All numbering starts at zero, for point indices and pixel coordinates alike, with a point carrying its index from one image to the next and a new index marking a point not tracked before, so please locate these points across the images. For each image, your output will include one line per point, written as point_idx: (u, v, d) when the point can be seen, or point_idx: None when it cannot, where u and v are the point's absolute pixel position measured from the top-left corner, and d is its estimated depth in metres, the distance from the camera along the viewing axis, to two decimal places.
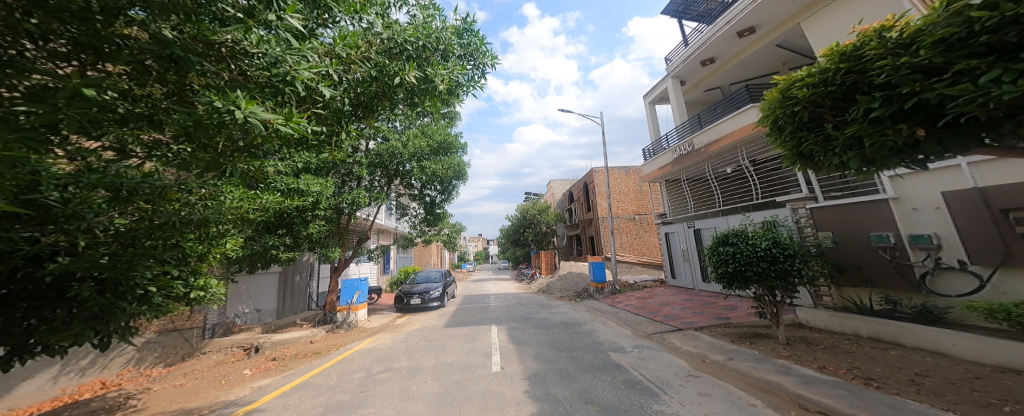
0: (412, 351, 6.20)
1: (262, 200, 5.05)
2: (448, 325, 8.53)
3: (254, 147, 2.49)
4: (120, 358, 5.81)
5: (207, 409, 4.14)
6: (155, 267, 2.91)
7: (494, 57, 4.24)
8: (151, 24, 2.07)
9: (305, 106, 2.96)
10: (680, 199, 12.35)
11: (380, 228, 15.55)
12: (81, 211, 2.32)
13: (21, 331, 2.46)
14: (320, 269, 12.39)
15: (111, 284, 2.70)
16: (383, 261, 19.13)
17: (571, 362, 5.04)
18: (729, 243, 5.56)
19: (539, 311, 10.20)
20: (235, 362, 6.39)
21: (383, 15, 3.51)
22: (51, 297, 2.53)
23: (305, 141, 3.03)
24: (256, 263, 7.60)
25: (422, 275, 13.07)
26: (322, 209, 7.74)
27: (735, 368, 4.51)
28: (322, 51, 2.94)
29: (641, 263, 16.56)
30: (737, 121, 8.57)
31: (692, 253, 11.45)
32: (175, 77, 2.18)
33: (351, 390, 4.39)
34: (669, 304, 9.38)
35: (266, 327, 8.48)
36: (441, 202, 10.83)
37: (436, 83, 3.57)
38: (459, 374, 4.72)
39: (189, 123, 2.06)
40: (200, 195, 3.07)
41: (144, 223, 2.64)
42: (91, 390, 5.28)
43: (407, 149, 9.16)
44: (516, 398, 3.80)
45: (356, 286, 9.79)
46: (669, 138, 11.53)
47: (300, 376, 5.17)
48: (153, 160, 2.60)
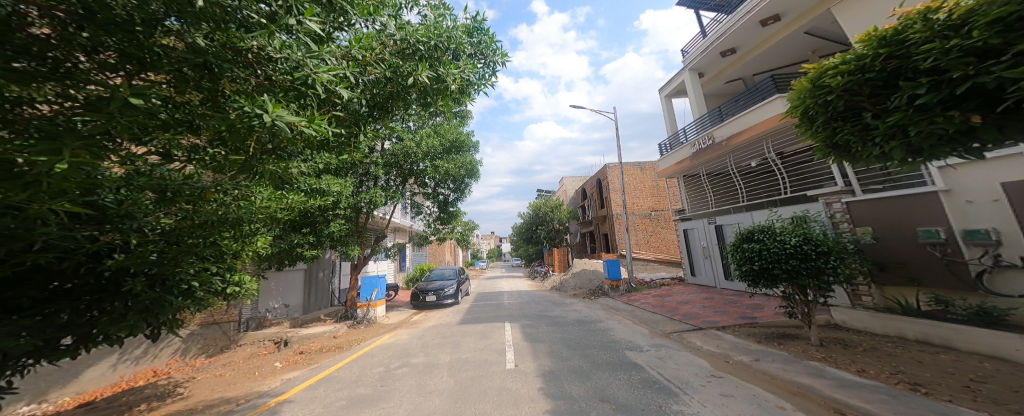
0: (428, 348, 6.32)
1: (288, 199, 5.26)
2: (462, 323, 8.64)
3: (280, 149, 2.61)
4: (168, 348, 6.20)
5: (242, 399, 4.36)
6: (197, 264, 3.10)
7: (504, 55, 4.23)
8: (186, 34, 2.22)
9: (325, 108, 3.05)
10: (699, 194, 12.06)
11: (395, 226, 15.89)
12: (133, 211, 2.57)
13: (86, 321, 2.66)
14: (340, 266, 12.65)
15: (160, 278, 2.90)
16: (398, 259, 19.54)
17: (586, 360, 5.02)
18: (754, 240, 5.41)
19: (552, 308, 10.17)
20: (267, 354, 6.70)
21: (395, 16, 3.57)
22: (109, 291, 2.74)
23: (326, 143, 3.14)
24: (283, 260, 7.93)
25: (436, 272, 13.22)
26: (342, 209, 7.95)
27: (762, 369, 4.39)
28: (339, 54, 2.99)
29: (658, 261, 16.31)
30: (761, 113, 8.26)
31: (712, 250, 11.17)
32: (209, 84, 2.33)
33: (371, 385, 4.52)
34: (689, 302, 9.18)
35: (293, 322, 8.84)
36: (454, 200, 10.97)
37: (448, 82, 3.60)
38: (474, 371, 4.78)
39: (223, 128, 2.18)
40: (234, 195, 3.17)
41: (187, 223, 2.80)
42: (144, 377, 5.68)
43: (421, 149, 9.28)
44: (531, 396, 3.81)
45: (374, 283, 10.10)
46: (686, 132, 11.25)
47: (325, 370, 5.37)
48: (194, 164, 2.71)
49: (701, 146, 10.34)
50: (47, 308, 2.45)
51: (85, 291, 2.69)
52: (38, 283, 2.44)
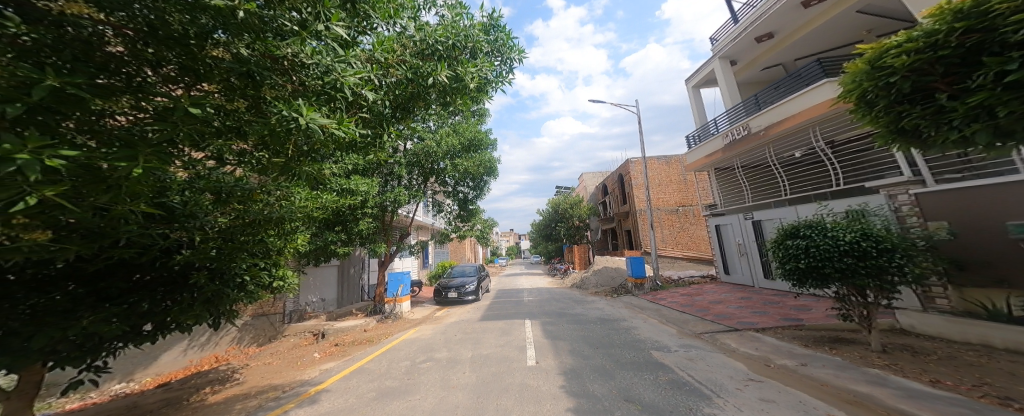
0: (451, 343, 6.45)
1: (322, 199, 5.53)
2: (483, 319, 8.74)
3: (315, 151, 2.78)
4: (226, 337, 6.87)
5: (287, 387, 4.63)
6: (249, 259, 3.53)
7: (520, 51, 4.20)
8: (231, 46, 2.37)
9: (351, 111, 3.13)
10: (733, 188, 11.50)
11: (418, 224, 16.32)
12: (195, 211, 2.90)
13: (162, 309, 3.12)
14: (369, 262, 13.06)
15: (219, 273, 3.38)
16: (421, 256, 20.06)
17: (609, 359, 4.93)
18: (799, 236, 4.87)
19: (574, 306, 10.08)
20: (307, 345, 7.09)
21: (414, 18, 3.63)
22: (178, 282, 3.30)
23: (354, 144, 3.28)
24: (319, 257, 8.33)
25: (457, 269, 13.41)
26: (370, 208, 8.23)
27: (808, 374, 4.10)
28: (363, 57, 3.11)
29: (686, 258, 15.78)
30: (805, 101, 7.70)
31: (749, 247, 10.68)
32: (253, 92, 2.51)
33: (399, 377, 4.67)
34: (722, 302, 8.81)
35: (329, 316, 9.31)
36: (474, 198, 11.10)
37: (466, 81, 3.63)
38: (496, 367, 4.83)
39: (265, 131, 2.40)
40: (277, 196, 3.46)
41: (239, 221, 3.19)
42: (208, 362, 6.32)
43: (441, 148, 9.44)
44: (554, 393, 3.78)
45: (400, 279, 10.40)
46: (718, 123, 10.74)
47: (358, 361, 5.62)
48: (242, 167, 2.90)
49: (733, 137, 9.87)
50: (130, 297, 2.97)
51: (159, 284, 3.21)
52: (124, 275, 3.00)
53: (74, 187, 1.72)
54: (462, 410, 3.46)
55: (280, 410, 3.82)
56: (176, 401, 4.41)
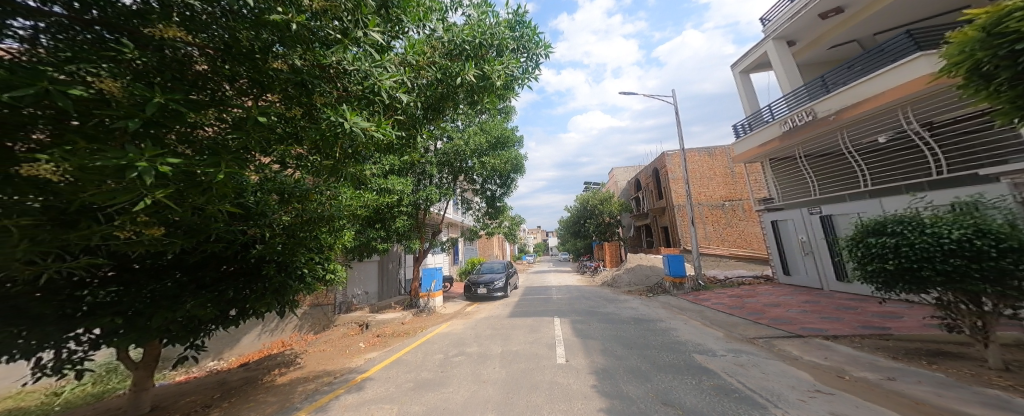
0: (482, 338, 6.54)
1: (363, 199, 5.87)
2: (512, 316, 8.77)
3: (358, 152, 2.95)
4: (289, 325, 7.56)
5: (337, 373, 4.96)
6: (307, 254, 3.89)
7: (547, 46, 4.12)
8: (288, 57, 2.47)
9: (389, 114, 3.29)
10: (794, 181, 10.44)
11: (449, 222, 16.80)
12: (264, 210, 3.21)
13: (242, 296, 3.67)
14: (405, 258, 13.62)
15: (285, 266, 3.84)
16: (452, 253, 20.66)
17: (645, 360, 4.56)
18: (885, 234, 4.05)
19: (605, 305, 9.84)
20: (354, 335, 7.55)
21: (442, 19, 3.69)
22: (253, 273, 3.79)
23: (391, 146, 3.43)
24: (364, 252, 8.81)
25: (486, 265, 13.61)
26: (405, 206, 8.55)
27: (896, 390, 3.33)
28: (397, 61, 3.20)
29: (735, 257, 14.89)
30: (889, 79, 6.73)
31: (814, 244, 9.75)
32: (305, 99, 2.63)
33: (433, 370, 4.83)
34: (776, 305, 8.14)
35: (372, 308, 9.88)
36: (502, 195, 11.18)
37: (493, 79, 3.64)
38: (525, 364, 4.75)
39: (318, 136, 2.55)
40: (328, 196, 3.57)
41: (298, 219, 3.44)
42: (278, 346, 7.15)
43: (469, 146, 9.61)
44: (584, 391, 3.55)
45: (433, 274, 10.76)
46: (773, 109, 9.84)
47: (397, 353, 5.87)
48: (299, 170, 3.08)
49: (796, 123, 8.87)
50: (221, 285, 3.52)
51: (240, 274, 3.76)
52: (215, 266, 3.58)
53: (177, 190, 1.96)
54: (493, 404, 3.42)
55: (331, 395, 4.06)
56: (254, 380, 4.93)
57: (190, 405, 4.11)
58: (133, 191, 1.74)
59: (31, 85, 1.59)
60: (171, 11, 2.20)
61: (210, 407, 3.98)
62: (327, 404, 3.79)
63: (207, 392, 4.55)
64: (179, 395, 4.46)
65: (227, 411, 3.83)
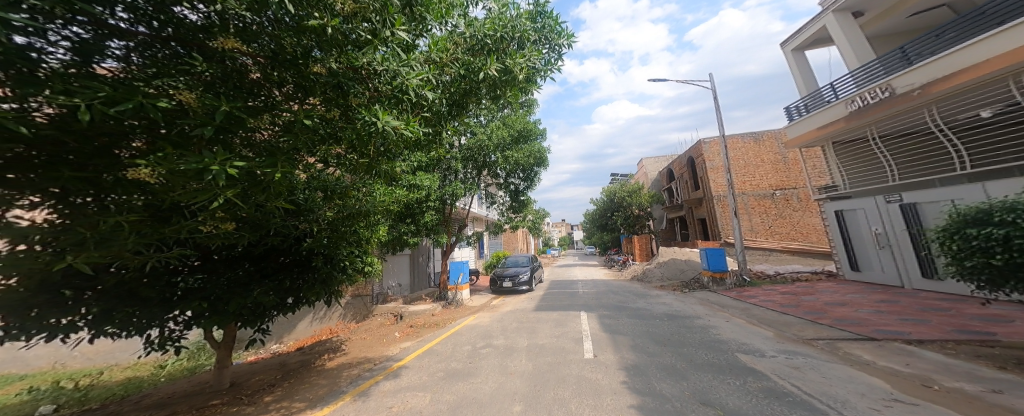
0: (508, 331, 6.62)
1: (396, 194, 6.08)
2: (538, 309, 8.80)
3: (390, 149, 3.02)
4: (334, 314, 8.10)
5: (376, 360, 5.21)
6: (347, 247, 4.11)
7: (570, 36, 4.02)
8: (325, 61, 2.56)
9: (417, 112, 3.36)
10: (865, 164, 9.23)
11: (474, 216, 17.09)
12: (309, 207, 3.39)
13: (296, 285, 3.97)
14: (434, 252, 14.03)
15: (328, 257, 4.11)
16: (478, 247, 21.07)
17: (680, 358, 4.33)
18: (987, 224, 3.59)
19: (635, 300, 9.64)
20: (390, 324, 7.86)
21: (465, 15, 3.70)
22: (305, 264, 4.07)
23: (418, 142, 3.51)
24: (396, 247, 9.10)
25: (511, 259, 13.70)
26: (432, 201, 8.78)
27: (1001, 403, 2.80)
28: (422, 59, 3.24)
29: (788, 250, 14.08)
30: (994, 48, 5.55)
31: (891, 237, 8.59)
32: (342, 101, 2.72)
33: (462, 360, 4.95)
34: (823, 301, 7.64)
35: (405, 299, 10.28)
36: (525, 189, 11.17)
37: (516, 73, 3.63)
38: (552, 357, 4.74)
39: (354, 137, 2.64)
40: (366, 191, 3.65)
41: (341, 215, 3.60)
42: (327, 332, 7.70)
43: (492, 141, 9.66)
44: (611, 387, 3.49)
45: (460, 267, 10.89)
46: (836, 88, 8.69)
47: (429, 343, 6.07)
48: (338, 168, 3.15)
49: (866, 102, 7.75)
50: (280, 275, 3.86)
51: (295, 265, 4.05)
52: (274, 257, 3.89)
53: (243, 188, 2.14)
54: (520, 396, 3.44)
55: (371, 381, 4.25)
56: (308, 363, 5.28)
57: (257, 383, 4.49)
58: (210, 191, 1.94)
59: (129, 99, 1.74)
60: (226, 23, 2.38)
61: (273, 386, 4.30)
62: (368, 389, 3.97)
63: (269, 373, 4.94)
64: (250, 373, 4.95)
65: (286, 390, 4.11)
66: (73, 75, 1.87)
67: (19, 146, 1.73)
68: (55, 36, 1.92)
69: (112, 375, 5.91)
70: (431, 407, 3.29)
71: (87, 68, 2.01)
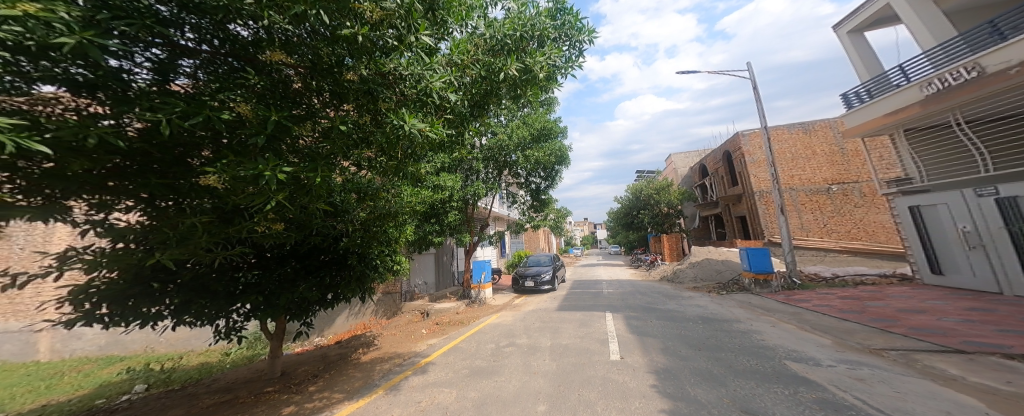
0: (531, 330, 6.61)
1: (422, 195, 6.21)
2: (561, 309, 8.73)
3: (416, 151, 3.07)
4: (367, 310, 8.41)
5: (405, 356, 5.34)
6: (378, 247, 4.23)
7: (591, 31, 3.94)
8: (356, 69, 2.66)
9: (440, 114, 3.42)
10: (944, 153, 8.32)
11: (496, 216, 17.22)
12: (343, 209, 3.53)
13: (333, 282, 4.16)
14: (457, 251, 14.23)
15: (361, 256, 4.26)
16: (501, 246, 21.26)
17: (717, 363, 4.09)
18: None
19: (665, 301, 9.33)
20: (417, 321, 8.05)
21: (484, 16, 3.72)
22: (342, 263, 4.23)
23: (442, 143, 3.56)
24: (421, 246, 9.30)
25: (533, 258, 13.64)
26: (455, 201, 8.90)
27: None
28: (443, 62, 3.28)
29: (847, 250, 12.95)
30: None
31: (983, 235, 7.60)
32: (372, 106, 2.80)
33: (486, 358, 4.98)
34: (875, 305, 7.06)
35: (431, 297, 10.52)
36: (546, 188, 11.11)
37: (536, 72, 3.61)
38: (576, 358, 4.67)
39: (383, 141, 2.72)
40: (393, 192, 3.72)
41: (372, 216, 3.71)
42: (361, 327, 8.00)
43: (513, 140, 9.64)
44: (641, 391, 3.38)
45: (482, 266, 10.99)
46: (906, 69, 7.85)
47: (454, 340, 6.15)
48: (369, 171, 3.25)
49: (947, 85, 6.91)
50: (321, 272, 4.06)
51: (334, 262, 4.22)
52: (316, 255, 4.07)
53: (289, 192, 2.30)
54: (544, 396, 3.42)
55: (401, 375, 4.37)
56: (345, 356, 5.51)
57: (302, 373, 4.74)
58: (264, 194, 2.10)
59: (198, 113, 1.93)
60: (272, 37, 2.49)
61: (317, 377, 4.52)
62: (399, 383, 4.09)
63: (312, 364, 5.20)
64: (297, 364, 5.24)
65: (328, 381, 4.32)
66: (152, 92, 2.08)
67: (116, 157, 1.98)
68: (138, 58, 2.14)
69: (189, 360, 6.63)
70: (457, 404, 3.33)
71: (162, 86, 2.22)
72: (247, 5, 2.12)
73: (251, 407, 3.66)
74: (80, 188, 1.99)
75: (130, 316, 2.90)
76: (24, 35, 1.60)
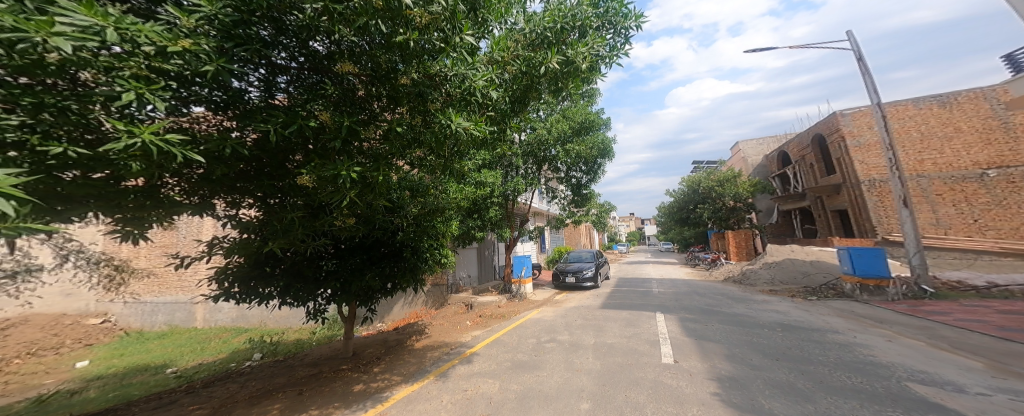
0: (573, 327, 6.53)
1: (466, 190, 6.37)
2: (604, 307, 8.49)
3: (463, 148, 3.12)
4: (417, 301, 8.91)
5: (451, 345, 5.54)
6: (428, 240, 4.41)
7: (638, 16, 3.69)
8: (410, 72, 2.75)
9: (483, 112, 3.46)
10: None
11: (536, 211, 17.26)
12: (399, 205, 3.73)
13: (391, 273, 4.38)
14: (498, 246, 14.45)
15: (412, 248, 4.45)
16: (541, 241, 21.33)
17: (802, 376, 3.63)
18: None
19: (732, 304, 8.55)
20: (462, 313, 8.31)
21: (523, 11, 3.70)
22: (399, 255, 4.43)
23: (484, 140, 3.59)
24: (465, 241, 9.59)
25: (574, 254, 13.40)
26: (496, 197, 9.03)
27: None
28: (485, 61, 3.30)
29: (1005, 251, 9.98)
30: None
31: None
32: (422, 108, 2.88)
33: (528, 352, 5.00)
34: (991, 320, 5.93)
35: (475, 290, 10.82)
36: (588, 182, 10.85)
37: (578, 63, 3.49)
38: (623, 358, 4.52)
39: (433, 140, 2.81)
40: (442, 189, 3.80)
41: (424, 212, 3.85)
42: (413, 316, 8.46)
43: (552, 134, 9.49)
44: (699, 399, 3.17)
45: (522, 261, 11.10)
46: None
47: (496, 333, 6.25)
48: (420, 170, 3.37)
49: None
50: (384, 264, 4.30)
51: (392, 254, 4.42)
52: (376, 248, 4.28)
53: (358, 191, 2.48)
54: (588, 394, 3.35)
55: (449, 364, 4.53)
56: (402, 341, 5.87)
57: (369, 355, 5.09)
58: (340, 192, 2.31)
59: (292, 122, 2.20)
60: (342, 49, 2.66)
61: (379, 359, 4.85)
62: (447, 371, 4.25)
63: (376, 347, 5.58)
64: (364, 346, 5.67)
65: (388, 364, 4.61)
66: (264, 106, 2.38)
67: (241, 163, 2.39)
68: (251, 78, 2.46)
69: (288, 335, 7.70)
70: (500, 396, 3.37)
71: (267, 100, 2.56)
72: (322, 22, 2.34)
73: (328, 382, 4.01)
74: (219, 189, 2.47)
75: (252, 295, 3.72)
76: (184, 66, 1.92)
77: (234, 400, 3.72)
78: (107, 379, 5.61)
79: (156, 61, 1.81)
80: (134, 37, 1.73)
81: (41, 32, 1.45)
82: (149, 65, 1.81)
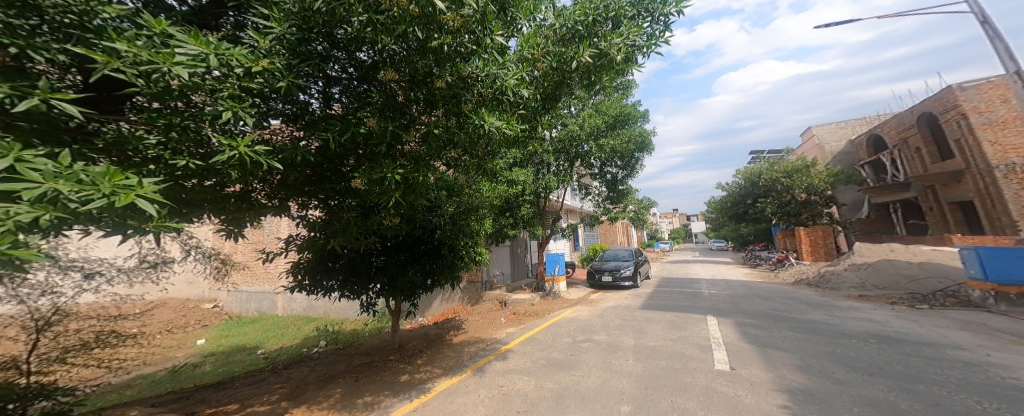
0: (610, 327, 6.34)
1: (497, 189, 6.42)
2: (644, 307, 8.16)
3: (495, 147, 3.12)
4: (453, 297, 9.11)
5: (487, 341, 5.60)
6: (464, 238, 4.47)
7: (678, 1, 3.46)
8: (446, 76, 2.78)
9: (514, 111, 3.45)
10: None
11: (568, 208, 17.02)
12: (438, 204, 3.82)
13: (430, 269, 4.52)
14: (531, 244, 14.43)
15: (448, 246, 4.53)
16: (574, 238, 21.02)
17: (903, 396, 3.21)
18: None
19: (800, 310, 7.80)
20: (496, 310, 8.37)
21: (552, 7, 3.65)
22: (437, 253, 4.55)
23: (516, 139, 3.57)
24: (500, 239, 9.66)
25: (609, 252, 13.05)
26: (528, 195, 9.01)
27: None
28: (515, 60, 3.27)
29: None
30: None
31: None
32: (457, 110, 2.91)
33: (563, 352, 4.93)
34: None
35: (510, 287, 10.89)
36: (624, 178, 10.50)
37: (612, 55, 3.36)
38: (667, 362, 4.31)
39: (468, 141, 2.84)
40: (478, 188, 3.83)
41: (461, 211, 3.91)
42: (450, 312, 8.66)
43: (585, 130, 9.25)
44: (763, 410, 2.93)
45: (556, 259, 11.00)
46: None
47: (529, 331, 6.21)
48: (456, 171, 3.41)
49: None
50: (422, 261, 4.45)
51: (429, 252, 4.55)
52: (416, 246, 4.43)
53: (401, 192, 2.58)
54: (629, 397, 3.23)
55: (485, 359, 4.58)
56: (441, 336, 6.03)
57: (413, 348, 5.28)
58: (386, 194, 2.42)
59: (344, 128, 2.32)
60: (386, 57, 2.76)
61: (422, 352, 5.00)
62: (484, 366, 4.30)
63: (419, 340, 5.79)
64: (409, 339, 5.88)
65: (429, 357, 4.74)
66: (325, 116, 2.54)
67: (306, 169, 2.58)
68: (312, 91, 2.65)
69: (346, 325, 8.23)
70: (536, 393, 3.35)
71: (326, 110, 2.74)
72: (369, 34, 2.42)
73: (378, 372, 4.19)
74: (293, 193, 2.71)
75: (319, 287, 4.11)
76: (266, 85, 2.09)
77: (306, 382, 4.03)
78: (217, 355, 6.47)
79: (245, 81, 1.97)
80: (228, 61, 1.93)
81: (166, 62, 1.68)
82: (240, 85, 1.96)
